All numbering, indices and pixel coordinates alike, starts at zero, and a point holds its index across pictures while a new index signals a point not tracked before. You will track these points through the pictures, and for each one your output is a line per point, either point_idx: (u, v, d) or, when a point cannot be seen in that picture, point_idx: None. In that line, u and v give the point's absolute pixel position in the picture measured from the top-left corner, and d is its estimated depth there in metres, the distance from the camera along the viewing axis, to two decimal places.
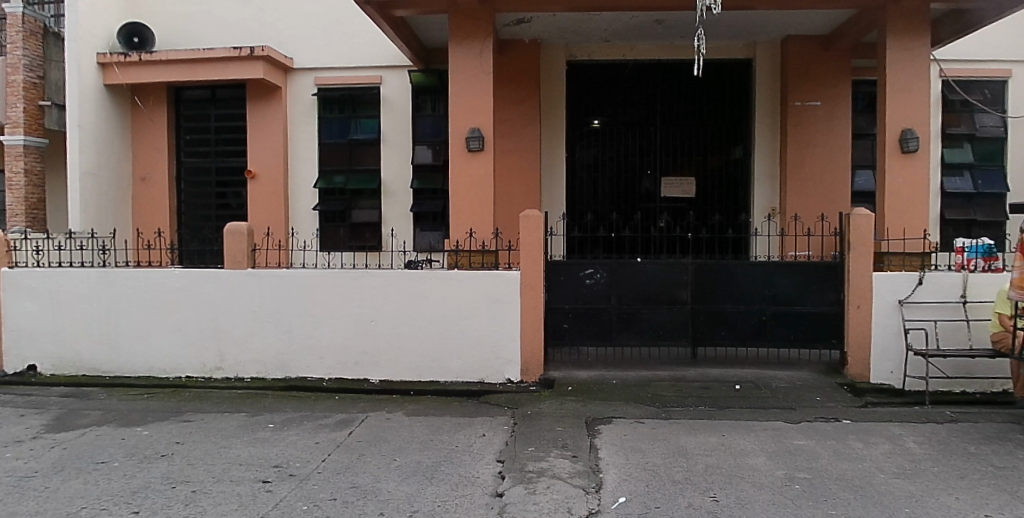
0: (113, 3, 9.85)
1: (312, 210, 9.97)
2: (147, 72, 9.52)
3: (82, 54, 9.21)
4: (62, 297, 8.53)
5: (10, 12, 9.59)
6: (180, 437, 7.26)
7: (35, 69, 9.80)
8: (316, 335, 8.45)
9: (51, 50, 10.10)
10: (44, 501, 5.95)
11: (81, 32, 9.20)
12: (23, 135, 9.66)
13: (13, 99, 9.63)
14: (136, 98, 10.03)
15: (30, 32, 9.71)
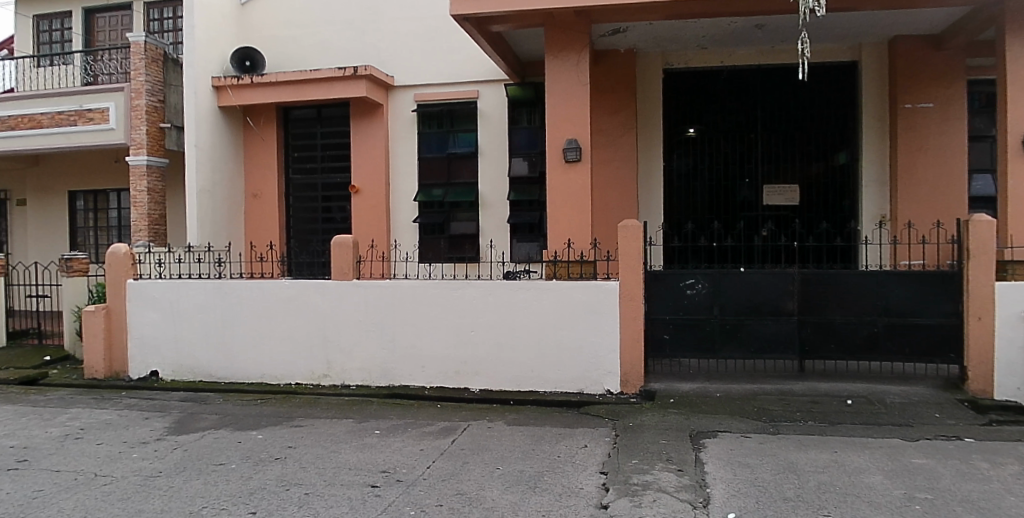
0: (227, 30, 10.47)
1: (412, 222, 10.23)
2: (257, 94, 10.02)
3: (199, 79, 9.77)
4: (182, 307, 8.99)
5: (133, 41, 10.26)
6: (291, 442, 7.49)
7: (156, 94, 10.45)
8: (419, 344, 8.59)
9: (171, 75, 10.75)
10: (169, 500, 6.23)
11: (198, 58, 9.77)
12: (146, 156, 10.30)
13: (137, 122, 10.30)
14: (247, 118, 10.56)
15: (151, 59, 10.36)
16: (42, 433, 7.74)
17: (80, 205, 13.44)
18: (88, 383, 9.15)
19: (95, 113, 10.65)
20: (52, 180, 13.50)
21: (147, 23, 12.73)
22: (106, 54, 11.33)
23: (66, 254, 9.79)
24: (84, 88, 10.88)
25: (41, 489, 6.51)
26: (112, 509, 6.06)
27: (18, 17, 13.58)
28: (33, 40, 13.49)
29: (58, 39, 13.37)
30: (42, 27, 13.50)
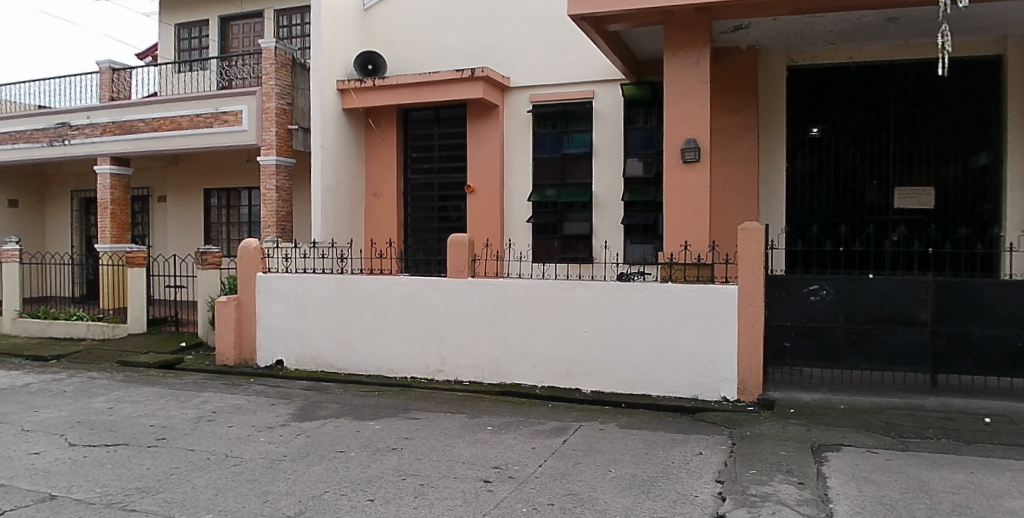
0: (352, 35, 10.93)
1: (526, 222, 10.39)
2: (379, 97, 10.40)
3: (325, 82, 10.22)
4: (306, 299, 9.40)
5: (265, 47, 10.86)
6: (407, 433, 7.66)
7: (285, 97, 11.07)
8: (532, 344, 8.63)
9: (298, 79, 11.33)
10: (292, 483, 6.49)
11: (324, 63, 10.23)
12: (275, 156, 10.94)
13: (268, 124, 10.97)
14: (369, 120, 10.96)
15: (281, 63, 10.95)
16: (179, 414, 8.26)
17: (214, 202, 14.32)
18: (220, 369, 9.75)
19: (229, 115, 11.34)
20: (189, 178, 14.45)
21: (277, 29, 13.66)
22: (240, 59, 12.02)
23: (200, 247, 10.41)
24: (220, 91, 11.59)
25: (178, 466, 6.94)
26: (240, 489, 6.39)
27: (161, 25, 14.61)
28: (175, 47, 14.52)
29: (197, 45, 14.38)
30: (183, 34, 14.58)
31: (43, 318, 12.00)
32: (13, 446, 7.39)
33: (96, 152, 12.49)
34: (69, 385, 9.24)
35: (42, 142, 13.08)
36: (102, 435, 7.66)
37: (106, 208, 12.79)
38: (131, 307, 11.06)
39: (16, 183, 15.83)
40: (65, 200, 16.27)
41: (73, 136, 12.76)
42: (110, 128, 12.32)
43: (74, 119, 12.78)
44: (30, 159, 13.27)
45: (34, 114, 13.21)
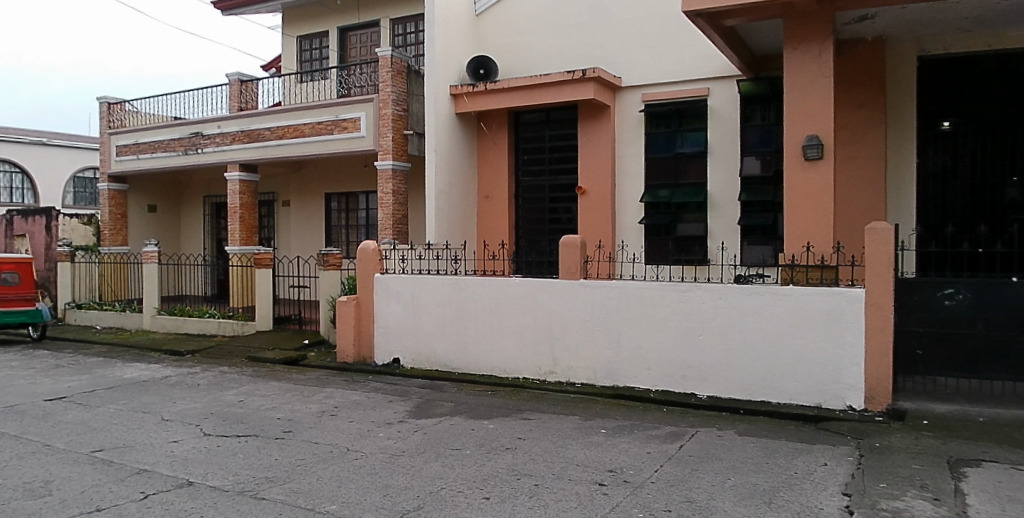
0: (464, 40, 11.20)
1: (638, 223, 10.35)
2: (490, 101, 10.62)
3: (439, 88, 10.50)
4: (422, 299, 9.70)
5: (382, 56, 11.36)
6: (521, 434, 7.73)
7: (401, 103, 11.47)
8: (647, 348, 8.56)
9: (413, 86, 11.76)
10: (411, 478, 6.68)
11: (438, 69, 10.52)
12: (392, 160, 11.36)
13: (385, 130, 11.37)
14: (481, 124, 11.23)
15: (397, 71, 11.36)
16: (304, 408, 8.65)
17: (334, 206, 14.94)
18: (340, 366, 10.19)
19: (348, 122, 11.83)
20: (310, 183, 15.15)
21: (392, 38, 14.17)
22: (357, 68, 12.49)
23: (322, 248, 10.89)
24: (339, 99, 12.11)
25: (304, 458, 7.28)
26: (361, 482, 6.63)
27: (285, 37, 15.43)
28: (296, 58, 15.25)
29: (317, 56, 15.07)
30: (304, 46, 15.33)
31: (179, 315, 12.90)
32: (155, 433, 7.96)
33: (227, 160, 13.34)
34: (204, 378, 9.87)
35: (178, 151, 14.11)
36: (234, 427, 8.13)
37: (235, 212, 13.54)
38: (258, 306, 11.71)
39: (156, 189, 17.04)
40: (198, 205, 17.39)
41: (206, 145, 13.69)
42: (239, 136, 13.18)
43: (206, 129, 13.71)
44: (168, 167, 14.37)
45: (171, 125, 14.28)
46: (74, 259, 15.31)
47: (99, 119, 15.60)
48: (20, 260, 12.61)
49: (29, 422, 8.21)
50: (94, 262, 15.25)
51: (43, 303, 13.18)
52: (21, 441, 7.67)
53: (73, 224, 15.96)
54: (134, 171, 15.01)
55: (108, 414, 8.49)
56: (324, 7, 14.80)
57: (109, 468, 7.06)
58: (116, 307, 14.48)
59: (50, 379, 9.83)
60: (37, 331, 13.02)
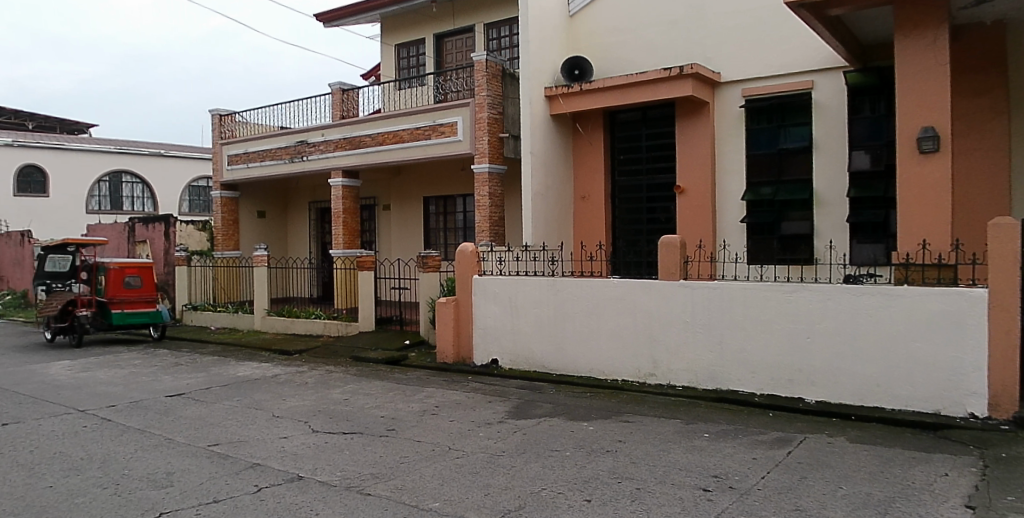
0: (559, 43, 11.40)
1: (740, 222, 10.22)
2: (585, 101, 10.66)
3: (534, 89, 10.63)
4: (520, 300, 9.81)
5: (478, 60, 11.59)
6: (622, 436, 7.64)
7: (496, 107, 11.68)
8: (751, 350, 8.33)
9: (507, 89, 11.96)
10: (512, 478, 6.72)
11: (532, 71, 10.65)
12: (489, 163, 11.55)
13: (481, 134, 11.61)
14: (577, 124, 11.31)
15: (492, 75, 11.61)
16: (406, 407, 8.84)
17: (432, 209, 15.28)
18: (440, 366, 10.40)
19: (446, 127, 12.12)
20: (408, 187, 15.56)
21: (487, 42, 14.38)
22: (453, 74, 12.76)
23: (422, 251, 11.16)
24: (436, 105, 12.41)
25: (406, 455, 7.43)
26: (462, 481, 6.71)
27: (384, 46, 15.90)
28: (394, 66, 15.72)
29: (414, 63, 15.47)
30: (402, 54, 15.74)
31: (287, 316, 13.48)
32: (267, 429, 8.31)
33: (331, 167, 13.86)
34: (311, 377, 10.25)
35: (285, 159, 14.78)
36: (339, 424, 8.39)
37: (339, 217, 14.03)
38: (361, 308, 12.08)
39: (265, 196, 17.89)
40: (303, 211, 18.14)
41: (310, 152, 14.27)
42: (341, 144, 13.67)
43: (311, 137, 14.27)
44: (275, 174, 15.07)
45: (278, 135, 14.97)
46: (190, 264, 16.10)
47: (212, 131, 16.55)
48: (140, 263, 13.44)
49: (153, 417, 8.74)
50: (209, 265, 16.02)
51: (162, 304, 13.96)
52: (145, 434, 8.18)
53: (189, 230, 17.02)
54: (244, 179, 15.83)
55: (223, 410, 8.93)
56: (421, 15, 15.19)
57: (224, 461, 7.42)
58: (229, 308, 15.27)
59: (170, 377, 10.44)
60: (157, 331, 13.83)
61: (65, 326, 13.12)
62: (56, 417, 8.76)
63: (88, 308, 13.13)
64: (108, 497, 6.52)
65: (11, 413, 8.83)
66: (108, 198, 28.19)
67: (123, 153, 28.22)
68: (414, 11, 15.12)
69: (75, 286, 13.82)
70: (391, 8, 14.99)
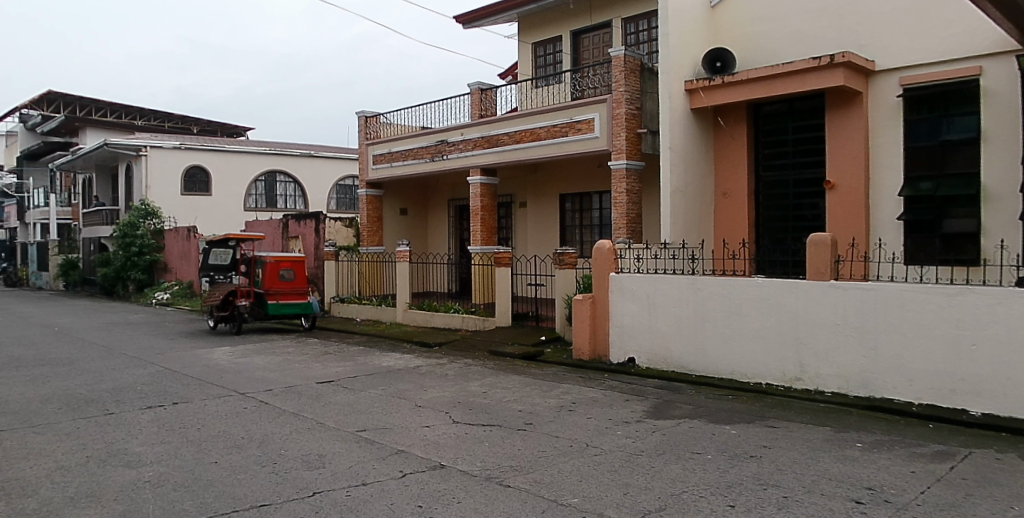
0: (696, 38, 11.47)
1: (896, 220, 9.94)
2: (728, 93, 10.77)
3: (674, 83, 10.92)
4: (658, 299, 9.75)
5: (616, 56, 11.69)
6: (767, 442, 7.33)
7: (634, 102, 11.72)
8: (909, 356, 7.77)
9: (645, 83, 11.95)
10: (651, 479, 6.60)
11: (672, 65, 10.93)
12: (626, 159, 11.65)
13: (618, 130, 11.72)
14: (718, 118, 11.52)
15: (630, 70, 11.69)
16: (544, 402, 8.91)
17: (568, 206, 15.36)
18: (577, 363, 10.50)
19: (582, 124, 12.30)
20: (544, 185, 15.72)
21: (624, 37, 14.27)
22: (590, 70, 12.92)
23: (559, 249, 11.41)
24: (572, 102, 12.60)
25: (545, 450, 7.48)
26: (601, 478, 6.67)
27: (521, 45, 16.17)
28: (532, 63, 15.93)
29: (550, 61, 15.61)
30: (538, 52, 15.91)
31: (427, 310, 13.96)
32: (411, 418, 8.60)
33: (469, 165, 14.34)
34: (450, 369, 10.55)
35: (426, 159, 15.44)
36: (479, 416, 8.56)
37: (477, 214, 14.47)
38: (498, 303, 12.39)
39: (407, 194, 18.61)
40: (442, 209, 18.70)
41: (451, 151, 14.82)
42: (479, 142, 14.12)
43: (451, 137, 14.86)
44: (416, 173, 15.72)
45: (419, 135, 15.61)
46: (338, 258, 17.13)
47: (358, 132, 17.39)
48: (293, 258, 14.33)
49: (305, 401, 9.27)
50: (354, 260, 16.82)
51: (312, 296, 14.85)
52: (298, 417, 8.68)
53: (337, 227, 17.95)
54: (386, 177, 16.56)
55: (369, 398, 9.34)
56: (558, 13, 15.31)
57: (371, 447, 7.75)
58: (374, 301, 15.98)
59: (321, 364, 11.07)
60: (308, 321, 14.70)
61: (226, 315, 14.19)
62: (219, 398, 9.48)
63: (247, 298, 14.09)
64: (266, 475, 6.99)
65: (182, 393, 9.64)
66: (263, 196, 30.36)
67: (277, 155, 30.25)
68: (551, 10, 15.27)
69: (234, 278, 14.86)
70: (529, 7, 15.22)
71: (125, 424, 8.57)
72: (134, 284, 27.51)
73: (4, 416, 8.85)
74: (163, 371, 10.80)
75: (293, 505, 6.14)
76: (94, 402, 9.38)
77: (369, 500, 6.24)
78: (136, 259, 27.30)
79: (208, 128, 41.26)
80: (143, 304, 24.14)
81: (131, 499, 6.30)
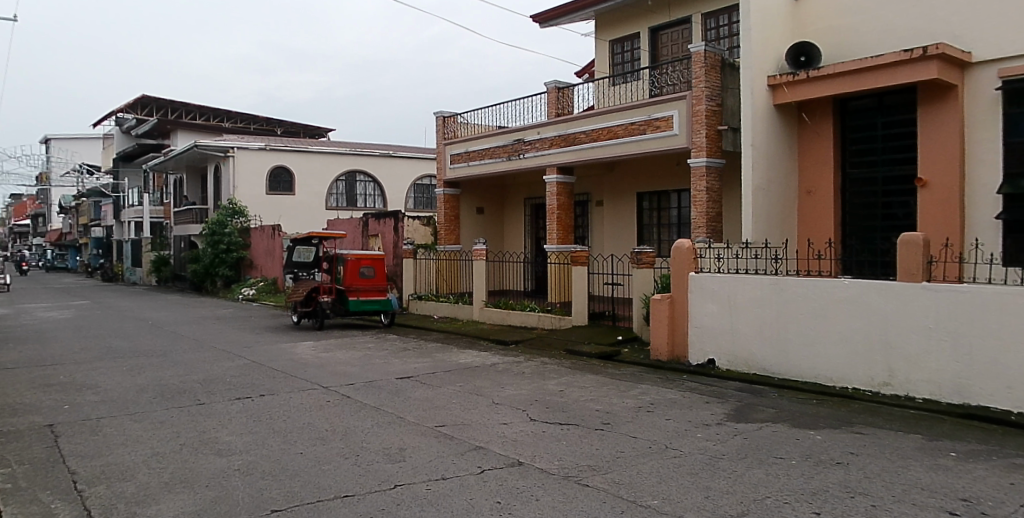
0: (778, 34, 11.37)
1: (995, 219, 9.69)
2: (814, 88, 10.67)
3: (756, 79, 10.90)
4: (740, 299, 9.67)
5: (695, 51, 11.53)
6: (854, 448, 7.05)
7: (715, 98, 11.58)
8: (1008, 362, 7.33)
9: (727, 79, 11.78)
10: (733, 483, 6.44)
11: (755, 60, 10.92)
12: (705, 157, 11.56)
13: (698, 127, 11.60)
14: (803, 113, 11.43)
15: (710, 65, 11.51)
16: (622, 402, 8.87)
17: (645, 205, 15.26)
18: (656, 363, 10.49)
19: (661, 121, 12.31)
20: (621, 183, 15.67)
21: (704, 32, 14.02)
22: (669, 67, 12.90)
23: (637, 248, 11.45)
24: (651, 99, 12.62)
25: (623, 450, 7.42)
26: (681, 480, 6.55)
27: (598, 43, 16.15)
28: (609, 61, 15.86)
29: (628, 58, 15.50)
30: (615, 50, 15.84)
31: (502, 308, 14.13)
32: (488, 414, 8.68)
33: (546, 163, 14.48)
34: (527, 367, 10.62)
35: (503, 158, 15.66)
36: (556, 414, 8.57)
37: (553, 212, 14.54)
38: (575, 302, 12.49)
39: (484, 193, 18.79)
40: (518, 207, 18.78)
41: (527, 150, 14.95)
42: (556, 141, 14.30)
43: (528, 136, 15.01)
44: (493, 172, 15.95)
45: (497, 134, 15.83)
46: (416, 256, 17.56)
47: (436, 132, 17.72)
48: (373, 255, 14.68)
49: (385, 396, 9.49)
50: (433, 259, 17.20)
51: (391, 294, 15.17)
52: (379, 411, 8.89)
53: (416, 226, 18.46)
54: (463, 176, 16.77)
55: (448, 394, 9.48)
56: (636, 9, 15.19)
57: (450, 442, 7.85)
58: (450, 299, 16.26)
59: (400, 360, 11.32)
60: (386, 318, 14.95)
61: (309, 310, 14.60)
62: (304, 391, 9.79)
63: (329, 295, 14.46)
64: (349, 466, 7.17)
65: (269, 385, 10.01)
66: (344, 196, 31.14)
67: (357, 155, 30.92)
68: (629, 6, 15.18)
69: (317, 274, 15.37)
70: (605, 4, 15.19)
71: (215, 414, 8.95)
72: (222, 281, 28.83)
73: (103, 404, 9.37)
74: (249, 363, 11.23)
75: (376, 496, 6.27)
76: (187, 392, 9.83)
77: (449, 494, 6.32)
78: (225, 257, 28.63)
79: (291, 129, 42.60)
80: (231, 300, 25.27)
81: (222, 486, 6.56)
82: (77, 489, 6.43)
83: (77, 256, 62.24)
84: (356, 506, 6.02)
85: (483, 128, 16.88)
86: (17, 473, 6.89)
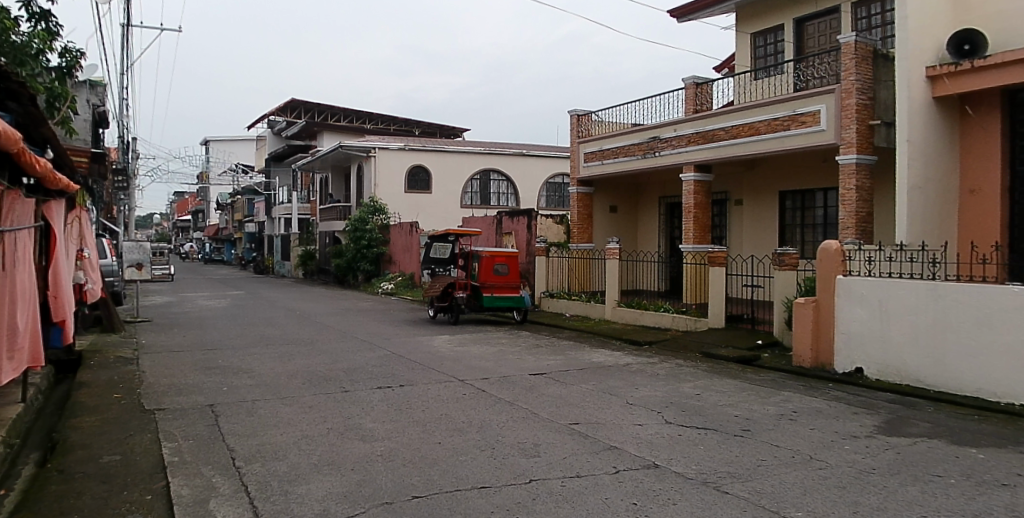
0: (939, 20, 10.62)
1: None
2: (978, 79, 9.93)
3: (913, 70, 10.28)
4: (892, 306, 9.14)
5: (846, 43, 10.98)
6: (1022, 470, 6.45)
7: (866, 91, 10.99)
8: None
9: (880, 71, 11.14)
10: (885, 499, 6.06)
11: (911, 50, 10.27)
12: (855, 154, 10.98)
13: (847, 122, 11.05)
14: (966, 106, 10.65)
15: (861, 57, 10.92)
16: (762, 409, 8.59)
17: (788, 204, 14.68)
18: (799, 369, 10.15)
19: (807, 116, 11.83)
20: (761, 182, 15.15)
21: (855, 22, 13.27)
22: (817, 59, 12.35)
23: (779, 250, 11.23)
24: (796, 94, 12.15)
25: (764, 459, 7.16)
26: (826, 493, 6.25)
27: (739, 36, 15.67)
28: (749, 55, 15.38)
29: (772, 51, 14.96)
30: (757, 43, 15.35)
31: (636, 308, 14.06)
32: (622, 415, 8.66)
33: (683, 162, 14.24)
34: (662, 368, 10.52)
35: (636, 155, 15.52)
36: (693, 418, 8.43)
37: (690, 212, 14.29)
38: (711, 304, 12.26)
39: (619, 192, 18.69)
40: (652, 206, 18.56)
41: (663, 148, 14.75)
42: (693, 138, 14.05)
43: (663, 133, 14.84)
44: (625, 170, 15.87)
45: (629, 132, 15.76)
46: (548, 254, 17.71)
47: (569, 130, 17.82)
48: (506, 252, 15.06)
49: (520, 391, 9.69)
50: (564, 256, 17.31)
51: (523, 290, 15.45)
52: (513, 406, 9.07)
53: (548, 224, 18.85)
54: (595, 174, 16.78)
55: (582, 393, 9.54)
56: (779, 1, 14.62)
57: (584, 440, 7.90)
58: (583, 297, 16.36)
59: (534, 356, 11.50)
60: (520, 315, 15.32)
61: (446, 305, 15.15)
62: (442, 383, 10.17)
63: (464, 290, 14.87)
64: (485, 458, 7.36)
65: (408, 376, 10.46)
66: (477, 194, 31.90)
67: (489, 153, 31.57)
68: None
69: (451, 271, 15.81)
70: None
71: (358, 401, 9.45)
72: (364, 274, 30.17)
73: (258, 387, 10.13)
74: (389, 354, 11.79)
75: (512, 490, 6.41)
76: (334, 380, 10.45)
77: (585, 492, 6.37)
78: (366, 252, 29.81)
79: (428, 129, 43.99)
80: (371, 293, 26.78)
81: (367, 470, 6.91)
82: (236, 465, 6.97)
83: (230, 248, 67.43)
84: (492, 498, 6.17)
85: (616, 126, 16.85)
86: (184, 446, 7.57)
